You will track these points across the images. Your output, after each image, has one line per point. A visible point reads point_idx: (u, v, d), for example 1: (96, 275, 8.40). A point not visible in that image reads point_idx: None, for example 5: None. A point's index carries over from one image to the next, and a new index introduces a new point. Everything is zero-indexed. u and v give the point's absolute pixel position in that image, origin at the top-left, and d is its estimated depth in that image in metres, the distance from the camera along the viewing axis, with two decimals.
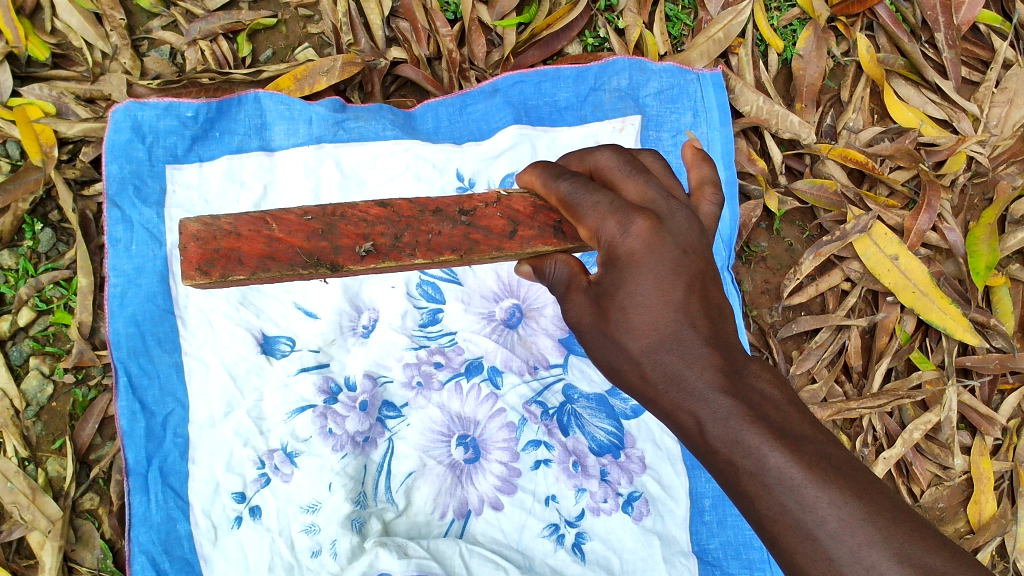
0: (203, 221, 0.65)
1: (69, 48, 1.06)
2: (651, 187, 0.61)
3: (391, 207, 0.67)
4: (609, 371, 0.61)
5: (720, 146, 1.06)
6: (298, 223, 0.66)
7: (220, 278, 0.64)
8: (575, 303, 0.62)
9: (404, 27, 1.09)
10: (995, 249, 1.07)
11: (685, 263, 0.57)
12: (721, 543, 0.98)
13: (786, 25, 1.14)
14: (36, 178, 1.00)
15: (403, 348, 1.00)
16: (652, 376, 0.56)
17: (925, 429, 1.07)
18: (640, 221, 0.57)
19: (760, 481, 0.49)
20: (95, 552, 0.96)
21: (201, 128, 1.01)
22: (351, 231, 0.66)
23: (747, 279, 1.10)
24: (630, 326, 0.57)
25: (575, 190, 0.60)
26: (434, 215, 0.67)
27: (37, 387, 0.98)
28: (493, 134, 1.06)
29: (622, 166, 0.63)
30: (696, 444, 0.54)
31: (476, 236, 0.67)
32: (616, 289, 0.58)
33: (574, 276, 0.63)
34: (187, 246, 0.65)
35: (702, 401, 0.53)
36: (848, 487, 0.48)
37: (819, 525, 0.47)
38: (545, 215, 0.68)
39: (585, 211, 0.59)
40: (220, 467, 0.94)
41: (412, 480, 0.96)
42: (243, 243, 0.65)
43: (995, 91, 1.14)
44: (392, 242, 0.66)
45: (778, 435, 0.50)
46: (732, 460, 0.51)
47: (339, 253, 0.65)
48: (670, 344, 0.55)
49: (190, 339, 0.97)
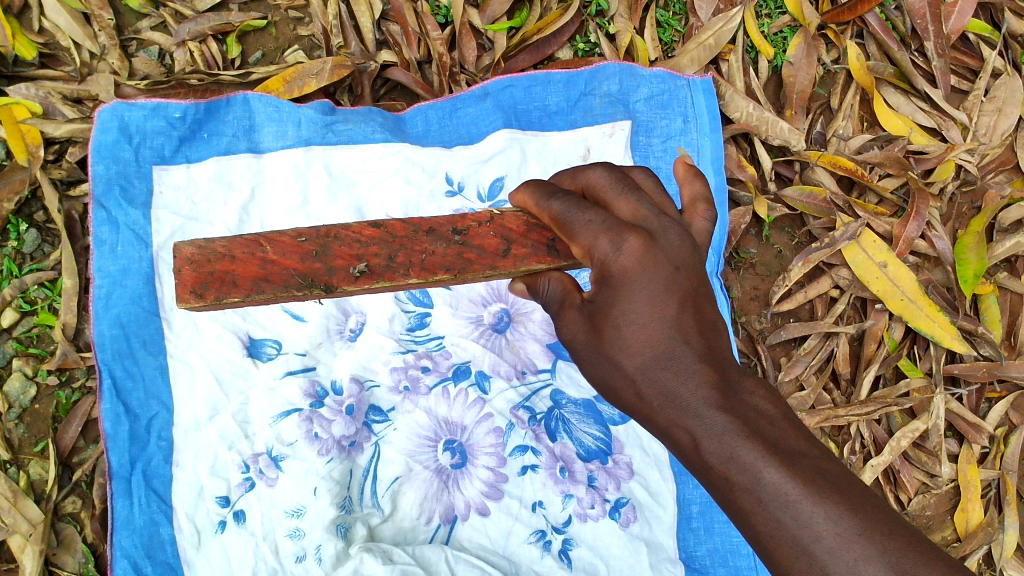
0: (198, 245, 0.65)
1: (56, 48, 1.05)
2: (644, 205, 0.60)
3: (385, 227, 0.67)
4: (604, 387, 0.61)
5: (709, 153, 1.06)
6: (291, 243, 0.65)
7: (215, 301, 0.64)
8: (568, 320, 0.62)
9: (394, 30, 1.09)
10: (983, 257, 1.08)
11: (678, 280, 0.57)
12: (708, 551, 0.98)
13: (776, 33, 1.15)
14: (22, 177, 1.00)
15: (390, 352, 0.99)
16: (647, 394, 0.56)
17: (912, 437, 1.08)
18: (633, 239, 0.56)
19: (755, 498, 0.49)
20: (76, 556, 0.95)
21: (189, 130, 1.01)
22: (345, 252, 0.66)
23: (736, 285, 1.10)
24: (623, 343, 0.57)
25: (567, 209, 0.60)
26: (427, 235, 0.67)
27: (20, 389, 0.98)
28: (483, 139, 1.05)
29: (614, 183, 0.62)
30: (690, 459, 0.54)
31: (469, 254, 0.67)
32: (609, 307, 0.57)
33: (568, 293, 0.63)
34: (181, 270, 0.64)
35: (696, 417, 0.53)
36: (842, 501, 0.48)
37: (814, 540, 0.47)
38: (538, 233, 0.68)
39: (578, 229, 0.58)
40: (204, 471, 0.93)
41: (398, 485, 0.95)
42: (237, 264, 0.65)
43: (984, 100, 1.15)
44: (386, 262, 0.66)
45: (772, 450, 0.50)
46: (727, 476, 0.51)
47: (333, 274, 0.65)
48: (664, 360, 0.55)
49: (176, 344, 0.96)
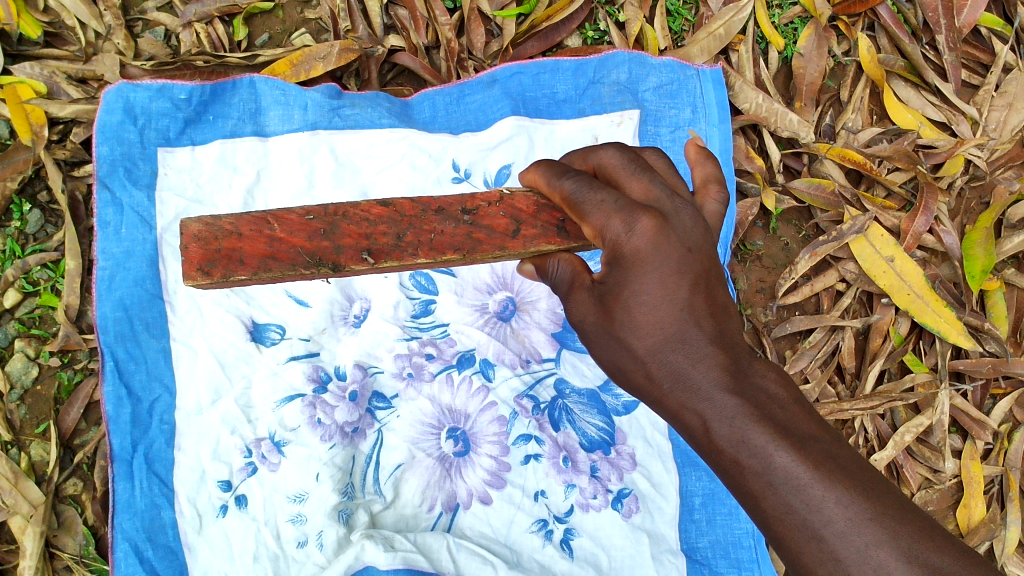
0: (204, 221, 0.64)
1: (61, 27, 1.04)
2: (656, 186, 0.60)
3: (393, 206, 0.66)
4: (614, 371, 0.61)
5: (718, 142, 1.05)
6: (299, 223, 0.65)
7: (221, 278, 0.64)
8: (578, 302, 0.61)
9: (402, 15, 1.08)
10: (991, 253, 1.07)
11: (690, 263, 0.56)
12: (710, 542, 0.98)
13: (787, 23, 1.14)
14: (24, 158, 0.99)
15: (395, 338, 0.99)
16: (657, 376, 0.55)
17: (916, 432, 1.07)
18: (645, 220, 0.56)
19: (766, 482, 0.49)
20: (77, 538, 0.95)
21: (194, 111, 1.00)
22: (353, 232, 0.65)
23: (742, 277, 1.10)
24: (635, 325, 0.56)
25: (578, 188, 0.59)
26: (436, 214, 0.66)
27: (22, 369, 0.97)
28: (490, 125, 1.05)
29: (627, 165, 0.62)
30: (700, 443, 0.54)
31: (478, 235, 0.66)
32: (621, 289, 0.57)
33: (578, 274, 0.62)
34: (187, 246, 0.64)
35: (707, 399, 0.52)
36: (854, 486, 0.48)
37: (826, 525, 0.46)
38: (549, 214, 0.67)
39: (589, 209, 0.58)
40: (206, 454, 0.93)
41: (401, 472, 0.95)
42: (245, 243, 0.64)
43: (995, 95, 1.14)
44: (394, 241, 0.65)
45: (784, 434, 0.50)
46: (737, 460, 0.50)
47: (342, 253, 0.64)
48: (676, 343, 0.55)
49: (179, 325, 0.96)
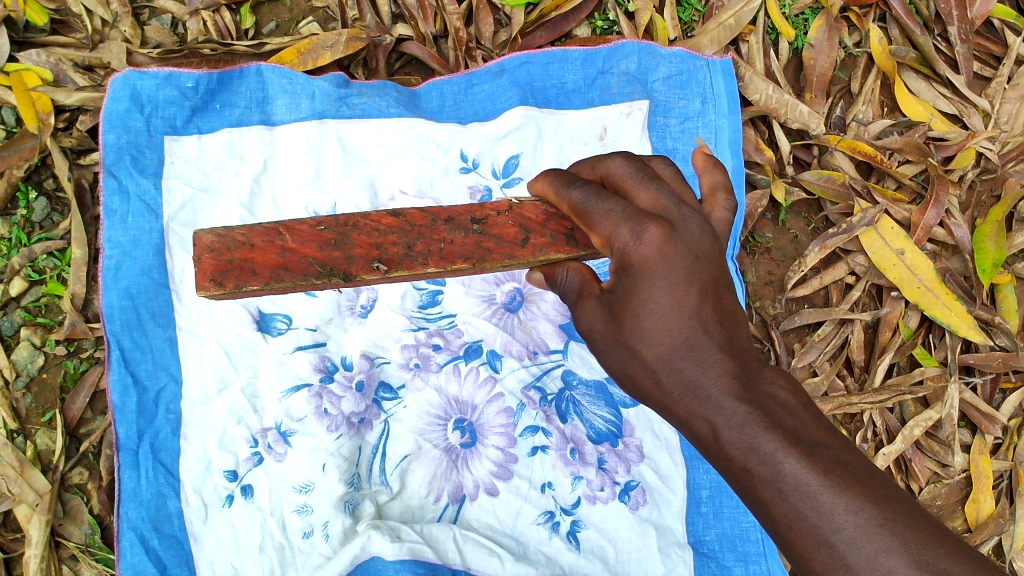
0: (217, 232, 0.64)
1: (67, 15, 1.03)
2: (664, 194, 0.59)
3: (403, 215, 0.66)
4: (622, 377, 0.60)
5: (728, 134, 1.04)
6: (310, 233, 0.64)
7: (234, 289, 0.63)
8: (586, 310, 0.60)
9: (410, 3, 1.08)
10: (1002, 246, 1.06)
11: (698, 270, 0.56)
12: (717, 535, 0.97)
13: (798, 14, 1.13)
14: (31, 145, 0.99)
15: (402, 329, 0.99)
16: (666, 383, 0.55)
17: (925, 426, 1.06)
18: (653, 229, 0.55)
19: (775, 488, 0.48)
20: (83, 528, 0.94)
21: (202, 100, 1.00)
22: (363, 240, 0.64)
23: (751, 270, 1.09)
24: (644, 332, 0.56)
25: (586, 198, 0.58)
26: (445, 223, 0.65)
27: (28, 358, 0.97)
28: (498, 116, 1.04)
29: (634, 173, 0.61)
30: (709, 449, 0.53)
31: (487, 244, 0.65)
32: (629, 297, 0.56)
33: (586, 283, 0.62)
34: (201, 257, 0.63)
35: (717, 407, 0.52)
36: (863, 491, 0.47)
37: (836, 531, 0.46)
38: (557, 223, 0.66)
39: (597, 219, 0.57)
40: (212, 446, 0.92)
41: (408, 463, 0.95)
42: (257, 254, 0.64)
43: (1007, 87, 1.13)
44: (404, 250, 0.64)
45: (793, 441, 0.49)
46: (747, 467, 0.50)
47: (352, 262, 0.64)
48: (685, 350, 0.54)
49: (185, 315, 0.95)
